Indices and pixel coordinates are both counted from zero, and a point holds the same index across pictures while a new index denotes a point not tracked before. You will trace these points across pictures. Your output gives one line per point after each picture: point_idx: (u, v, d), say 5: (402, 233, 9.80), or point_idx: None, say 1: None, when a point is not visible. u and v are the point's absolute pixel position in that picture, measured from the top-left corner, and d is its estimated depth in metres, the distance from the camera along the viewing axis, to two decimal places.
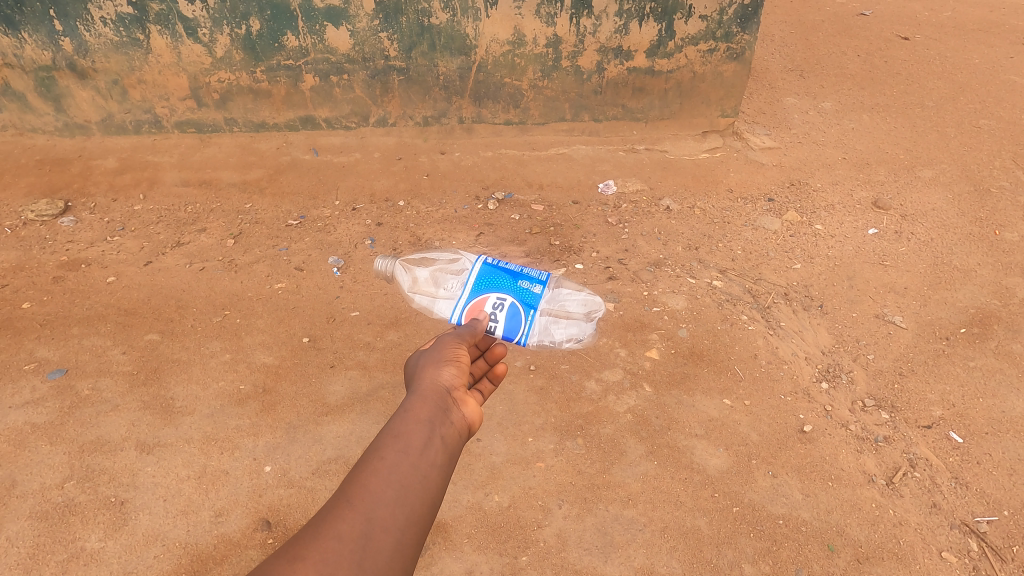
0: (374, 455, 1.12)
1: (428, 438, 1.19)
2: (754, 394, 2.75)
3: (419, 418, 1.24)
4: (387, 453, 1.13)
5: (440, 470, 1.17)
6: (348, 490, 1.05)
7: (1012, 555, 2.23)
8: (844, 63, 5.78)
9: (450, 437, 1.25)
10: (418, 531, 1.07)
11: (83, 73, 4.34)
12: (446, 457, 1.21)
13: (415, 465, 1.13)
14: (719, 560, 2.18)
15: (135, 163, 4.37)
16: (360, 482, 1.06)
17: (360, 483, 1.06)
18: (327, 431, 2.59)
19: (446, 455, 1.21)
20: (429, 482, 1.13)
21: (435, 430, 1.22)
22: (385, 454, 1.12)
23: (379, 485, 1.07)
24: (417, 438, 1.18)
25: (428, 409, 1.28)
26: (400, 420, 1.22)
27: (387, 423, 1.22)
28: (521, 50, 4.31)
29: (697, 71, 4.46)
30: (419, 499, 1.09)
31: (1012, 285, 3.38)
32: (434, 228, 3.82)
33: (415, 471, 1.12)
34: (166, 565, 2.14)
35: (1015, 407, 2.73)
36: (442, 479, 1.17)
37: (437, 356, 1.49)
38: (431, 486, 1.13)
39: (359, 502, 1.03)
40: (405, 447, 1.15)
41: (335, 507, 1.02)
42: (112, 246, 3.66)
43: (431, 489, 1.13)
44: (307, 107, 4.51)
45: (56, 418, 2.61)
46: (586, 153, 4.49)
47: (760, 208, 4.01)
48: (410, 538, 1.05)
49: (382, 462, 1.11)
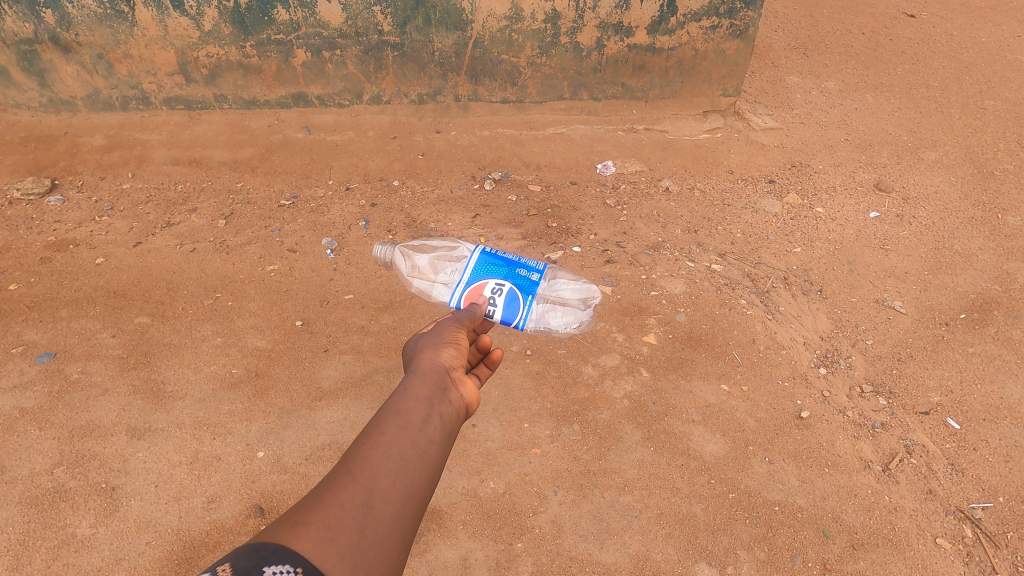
0: (374, 429, 1.08)
1: (427, 414, 1.15)
2: (751, 379, 2.73)
3: (418, 396, 1.19)
4: (387, 428, 1.08)
5: (439, 446, 1.13)
6: (349, 462, 1.02)
7: (1006, 542, 2.23)
8: (848, 41, 5.65)
9: (449, 416, 1.21)
10: (418, 504, 1.03)
11: (66, 47, 4.20)
12: (444, 434, 1.16)
13: (415, 440, 1.09)
14: (714, 546, 2.18)
15: (123, 141, 4.26)
16: (360, 455, 1.03)
17: (361, 455, 1.02)
18: (320, 416, 2.56)
19: (444, 432, 1.16)
20: (428, 457, 1.09)
21: (434, 408, 1.18)
22: (385, 429, 1.08)
23: (380, 458, 1.03)
24: (416, 415, 1.14)
25: (427, 387, 1.23)
26: (399, 397, 1.18)
27: (386, 399, 1.18)
28: (519, 25, 4.18)
29: (699, 49, 4.35)
30: (418, 472, 1.05)
31: (1013, 270, 3.34)
32: (429, 209, 3.75)
33: (415, 446, 1.08)
34: (157, 552, 2.12)
35: (1013, 393, 2.72)
36: (441, 456, 1.13)
37: (436, 338, 1.44)
38: (430, 461, 1.09)
39: (361, 473, 0.99)
40: (404, 423, 1.11)
41: (335, 477, 0.99)
42: (100, 226, 3.59)
43: (430, 464, 1.09)
44: (299, 83, 4.39)
45: (45, 402, 2.57)
46: (585, 132, 4.40)
47: (760, 190, 3.95)
48: (411, 510, 1.01)
49: (382, 436, 1.07)
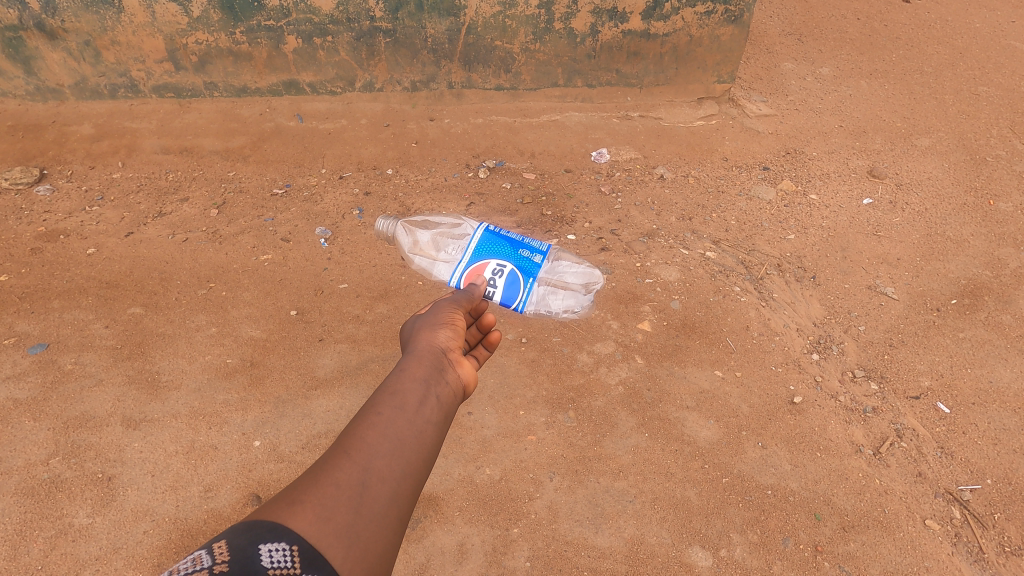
0: (370, 410, 1.08)
1: (424, 395, 1.15)
2: (744, 365, 2.75)
3: (414, 376, 1.19)
4: (383, 409, 1.09)
5: (435, 427, 1.13)
6: (345, 442, 1.02)
7: (993, 522, 2.27)
8: (843, 27, 5.63)
9: (446, 396, 1.21)
10: (415, 484, 1.04)
11: (52, 33, 4.12)
12: (441, 415, 1.16)
13: (411, 421, 1.09)
14: (708, 530, 2.21)
15: (112, 129, 4.20)
16: (356, 435, 1.03)
17: (357, 435, 1.03)
18: (316, 405, 2.56)
19: (441, 412, 1.17)
20: (424, 438, 1.09)
21: (430, 389, 1.18)
22: (381, 410, 1.08)
23: (377, 438, 1.03)
24: (413, 395, 1.14)
25: (424, 369, 1.23)
26: (396, 377, 1.18)
27: (383, 380, 1.18)
28: (512, 11, 4.14)
29: (693, 35, 4.33)
30: (415, 453, 1.06)
31: (1004, 255, 3.37)
32: (424, 198, 3.74)
33: (411, 426, 1.08)
34: (155, 540, 2.13)
35: (1002, 377, 2.76)
36: (438, 436, 1.14)
37: (432, 319, 1.44)
38: (428, 441, 1.09)
39: (357, 452, 1.00)
40: (401, 403, 1.11)
41: (331, 457, 0.99)
42: (91, 216, 3.55)
43: (427, 446, 1.09)
44: (290, 70, 4.34)
45: (39, 393, 2.56)
46: (580, 120, 4.37)
47: (754, 177, 3.95)
48: (407, 490, 1.01)
49: (379, 416, 1.07)
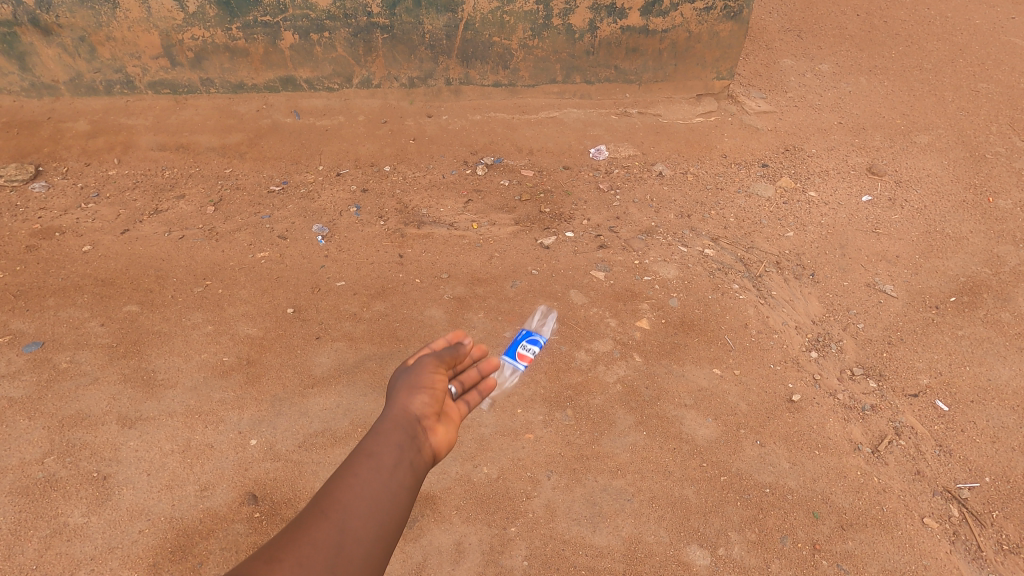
0: (344, 474, 1.06)
1: (399, 459, 1.11)
2: (743, 363, 2.75)
3: (389, 441, 1.14)
4: (357, 472, 1.07)
5: (410, 490, 1.10)
6: (321, 501, 1.02)
7: (991, 520, 2.27)
8: (842, 23, 5.61)
9: (422, 461, 1.15)
10: (391, 542, 1.03)
11: (47, 29, 4.08)
12: (416, 478, 1.13)
13: (385, 485, 1.07)
14: (706, 528, 2.20)
15: (108, 126, 4.17)
16: (332, 495, 1.02)
17: (334, 495, 1.02)
18: (313, 404, 2.55)
19: (417, 476, 1.13)
20: (398, 502, 1.07)
21: (404, 455, 1.13)
22: (355, 474, 1.06)
23: (353, 499, 1.02)
24: (387, 460, 1.10)
25: (399, 435, 1.16)
26: (372, 441, 1.14)
27: (358, 442, 1.14)
28: (510, 6, 4.12)
29: (693, 31, 4.30)
30: (390, 515, 1.04)
31: (1003, 253, 3.37)
32: (421, 195, 3.72)
33: (385, 490, 1.06)
34: (151, 540, 2.12)
35: (1001, 375, 2.75)
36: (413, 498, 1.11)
37: (416, 370, 1.31)
38: (402, 503, 1.07)
39: (334, 512, 0.99)
40: (375, 467, 1.08)
41: (310, 515, 0.99)
42: (86, 213, 3.53)
43: (401, 509, 1.07)
44: (287, 67, 4.31)
45: (34, 392, 2.54)
46: (578, 116, 4.35)
47: (753, 174, 3.94)
48: (383, 549, 1.01)
49: (353, 480, 1.05)
